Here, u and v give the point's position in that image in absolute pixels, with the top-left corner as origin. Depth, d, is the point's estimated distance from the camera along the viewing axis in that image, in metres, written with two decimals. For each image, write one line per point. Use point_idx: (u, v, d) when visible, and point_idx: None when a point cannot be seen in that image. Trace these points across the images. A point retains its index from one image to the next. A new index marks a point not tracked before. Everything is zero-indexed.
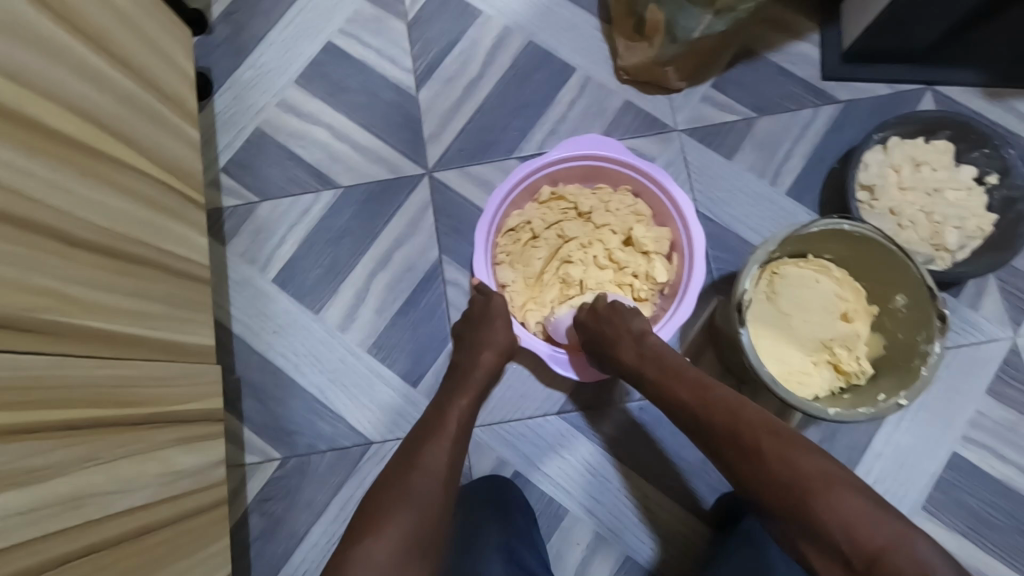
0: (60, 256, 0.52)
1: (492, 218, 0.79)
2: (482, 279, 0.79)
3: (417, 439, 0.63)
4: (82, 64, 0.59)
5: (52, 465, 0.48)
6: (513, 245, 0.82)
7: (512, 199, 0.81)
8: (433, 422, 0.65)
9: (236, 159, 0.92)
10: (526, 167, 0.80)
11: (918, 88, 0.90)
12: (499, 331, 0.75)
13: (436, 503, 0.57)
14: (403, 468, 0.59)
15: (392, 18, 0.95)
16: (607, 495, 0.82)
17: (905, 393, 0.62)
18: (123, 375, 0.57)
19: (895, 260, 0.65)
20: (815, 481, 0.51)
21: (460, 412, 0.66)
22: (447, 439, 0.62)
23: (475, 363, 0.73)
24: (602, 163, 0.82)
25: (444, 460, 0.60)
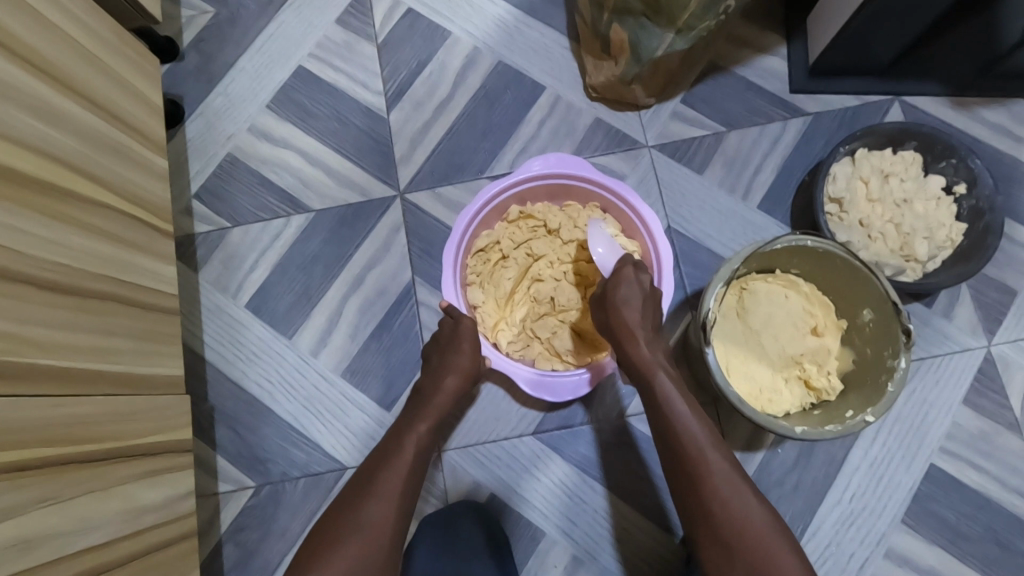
0: (11, 296, 0.52)
1: (460, 240, 0.79)
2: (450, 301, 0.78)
3: (372, 467, 0.63)
4: (38, 101, 0.59)
5: (3, 508, 0.47)
6: (482, 265, 0.82)
7: (480, 220, 0.81)
8: (390, 448, 0.65)
9: (207, 186, 0.92)
10: (493, 188, 0.80)
11: (885, 100, 0.91)
12: (464, 354, 0.73)
13: (384, 536, 0.57)
14: (356, 496, 0.60)
15: (362, 42, 0.96)
16: (583, 516, 0.81)
17: (872, 410, 0.62)
18: (82, 413, 0.57)
19: (859, 275, 0.65)
20: (756, 531, 0.57)
21: (419, 437, 0.66)
22: (403, 468, 0.62)
23: (438, 385, 0.71)
24: (567, 180, 0.82)
25: (396, 490, 0.60)
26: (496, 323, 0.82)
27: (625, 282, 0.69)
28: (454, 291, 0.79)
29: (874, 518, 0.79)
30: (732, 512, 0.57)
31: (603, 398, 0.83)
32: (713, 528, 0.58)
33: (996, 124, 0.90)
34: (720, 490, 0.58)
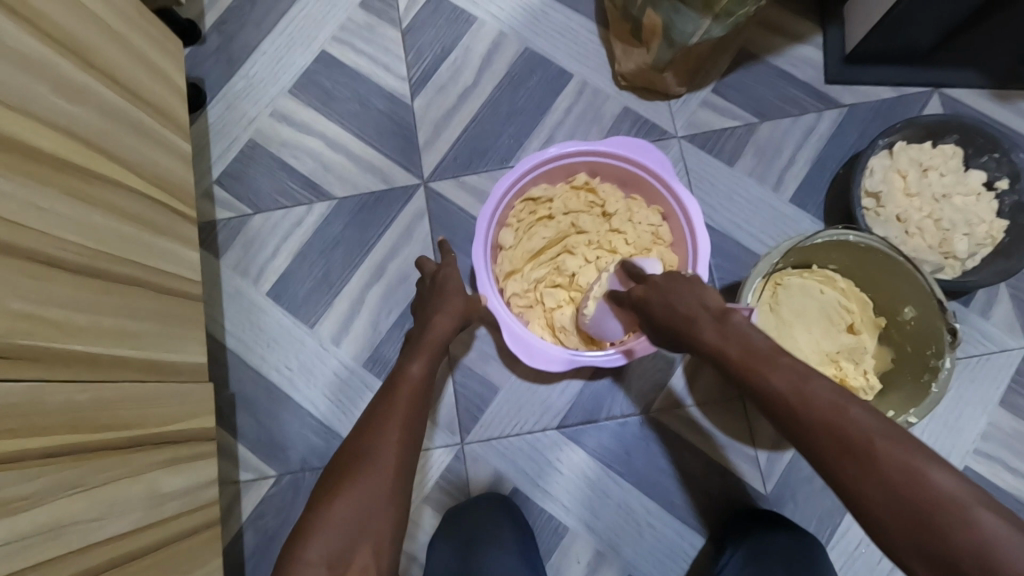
0: (39, 279, 0.51)
1: (510, 185, 0.78)
2: (481, 224, 0.76)
3: (368, 419, 0.56)
4: (65, 80, 0.57)
5: (33, 493, 0.47)
6: (521, 220, 0.81)
7: (533, 173, 0.80)
8: (386, 394, 0.59)
9: (228, 171, 0.91)
10: (571, 146, 0.79)
11: (924, 91, 0.88)
12: (459, 296, 0.70)
13: (382, 488, 0.49)
14: (353, 441, 0.53)
15: (385, 25, 0.94)
16: (607, 511, 0.80)
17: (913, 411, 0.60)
18: (107, 399, 0.56)
19: (903, 271, 0.63)
20: (870, 438, 0.40)
21: (413, 377, 0.60)
22: (401, 412, 0.56)
23: (432, 323, 0.67)
24: (643, 175, 0.80)
25: (394, 427, 0.54)
26: (517, 283, 0.81)
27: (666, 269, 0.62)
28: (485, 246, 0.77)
29: None
30: (889, 466, 0.38)
31: (627, 392, 0.82)
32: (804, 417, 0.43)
33: None
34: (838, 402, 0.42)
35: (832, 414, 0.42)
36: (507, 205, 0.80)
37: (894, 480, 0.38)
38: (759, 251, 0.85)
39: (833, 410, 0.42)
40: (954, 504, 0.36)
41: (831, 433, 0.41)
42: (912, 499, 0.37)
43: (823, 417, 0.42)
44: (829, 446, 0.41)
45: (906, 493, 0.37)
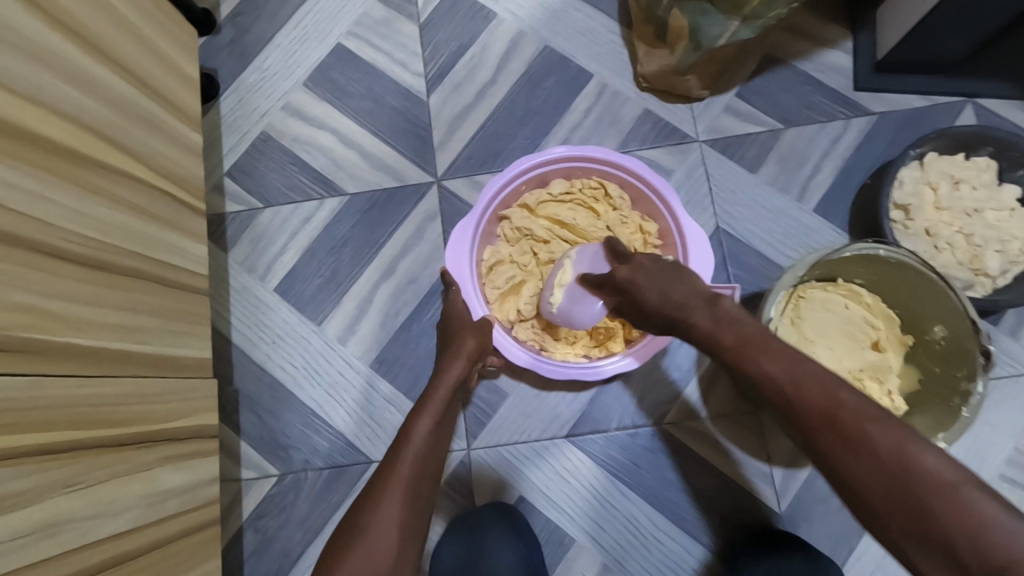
0: (41, 270, 0.50)
1: (556, 157, 0.79)
2: (509, 174, 0.78)
3: (369, 488, 0.56)
4: (73, 67, 0.56)
5: (28, 491, 0.45)
6: (578, 190, 0.81)
7: (603, 164, 0.80)
8: (385, 467, 0.58)
9: (239, 163, 0.90)
10: (630, 162, 0.78)
11: (957, 101, 0.85)
12: (457, 362, 0.68)
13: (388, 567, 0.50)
14: (361, 504, 0.54)
15: (402, 20, 0.92)
16: (615, 524, 0.77)
17: (945, 435, 0.58)
18: (107, 394, 0.55)
19: (935, 289, 0.60)
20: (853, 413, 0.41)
21: (412, 457, 0.58)
22: (401, 486, 0.55)
23: (429, 399, 0.65)
24: (675, 229, 0.78)
25: (397, 486, 0.55)
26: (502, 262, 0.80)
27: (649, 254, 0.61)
28: (480, 215, 0.78)
29: None
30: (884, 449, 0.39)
31: (639, 403, 0.80)
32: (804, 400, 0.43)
33: None
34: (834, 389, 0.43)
35: (826, 401, 0.42)
36: (545, 173, 0.80)
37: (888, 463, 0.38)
38: (779, 262, 0.83)
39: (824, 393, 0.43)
40: (974, 496, 0.36)
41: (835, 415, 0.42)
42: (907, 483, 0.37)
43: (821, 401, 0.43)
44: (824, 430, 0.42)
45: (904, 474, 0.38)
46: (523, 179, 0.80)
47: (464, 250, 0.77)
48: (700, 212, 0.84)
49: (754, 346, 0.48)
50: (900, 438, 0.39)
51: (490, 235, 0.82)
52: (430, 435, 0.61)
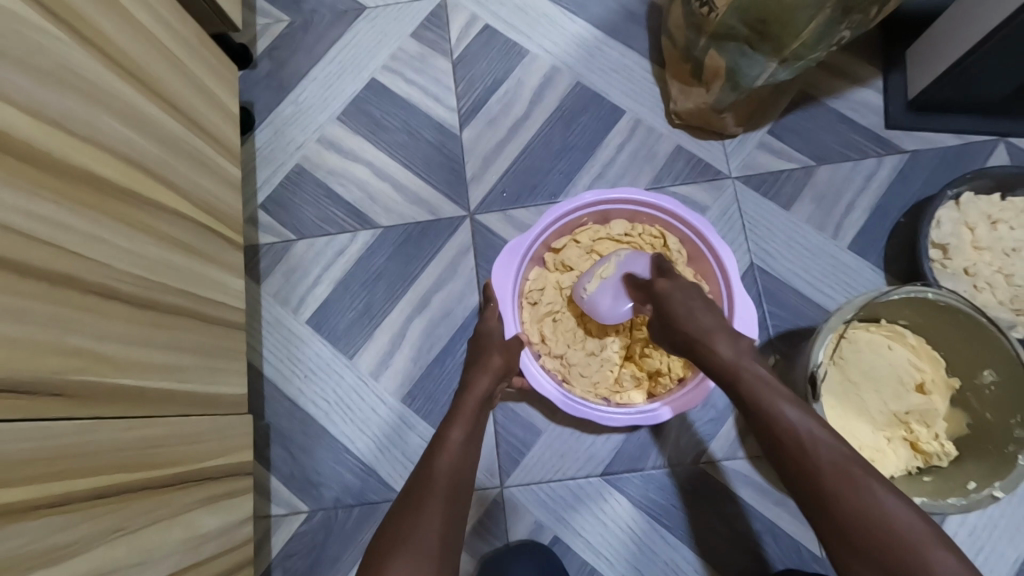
0: (93, 311, 0.49)
1: (623, 198, 0.80)
2: (582, 202, 0.78)
3: (398, 515, 0.54)
4: (126, 108, 0.57)
5: (76, 540, 0.44)
6: (637, 236, 0.81)
7: (669, 216, 0.80)
8: (415, 491, 0.56)
9: (273, 196, 0.90)
10: (692, 217, 0.78)
11: (991, 140, 0.85)
12: (485, 379, 0.70)
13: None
14: (400, 514, 0.54)
15: (437, 56, 0.94)
16: (651, 566, 0.76)
17: (1001, 483, 0.57)
18: (151, 435, 0.54)
19: (984, 332, 0.59)
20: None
21: (441, 482, 0.57)
22: (431, 512, 0.54)
23: (456, 420, 0.64)
24: (722, 292, 0.77)
25: (439, 496, 0.56)
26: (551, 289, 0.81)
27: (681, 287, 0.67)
28: (537, 239, 0.78)
29: None
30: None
31: (676, 441, 0.78)
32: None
33: None
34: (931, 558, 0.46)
35: (837, 469, 0.51)
36: (611, 211, 0.81)
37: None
38: (816, 299, 0.82)
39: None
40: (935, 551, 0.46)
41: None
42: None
43: None
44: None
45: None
46: (587, 212, 0.81)
47: (514, 269, 0.77)
48: (735, 249, 0.84)
49: (799, 453, 0.53)
50: (880, 503, 0.49)
51: (539, 259, 0.82)
52: (462, 445, 0.62)
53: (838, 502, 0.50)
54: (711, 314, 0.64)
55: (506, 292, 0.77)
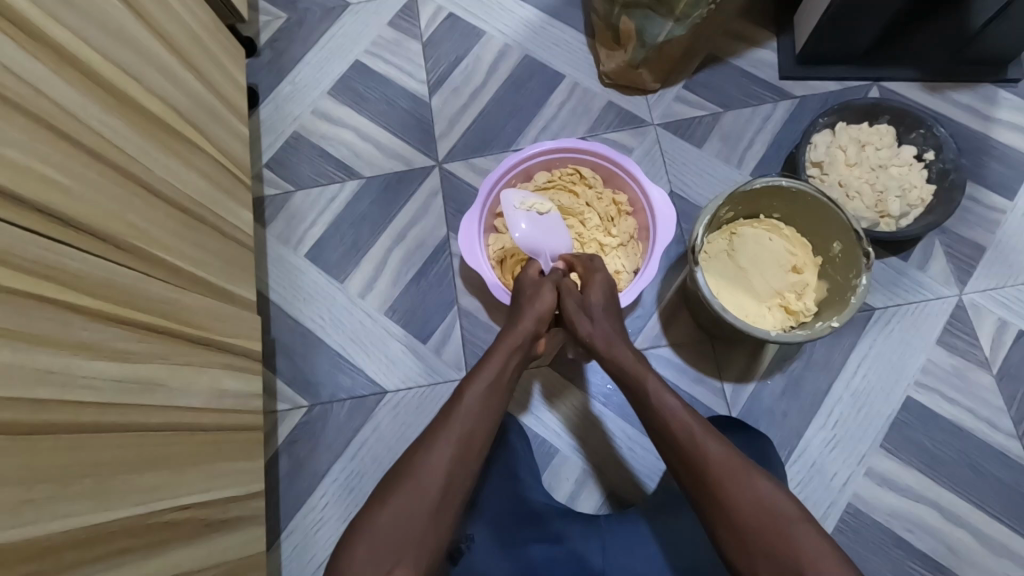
0: (145, 201, 0.67)
1: (537, 153, 0.94)
2: (502, 168, 0.92)
3: (433, 422, 0.66)
4: (163, 63, 0.75)
5: (135, 352, 0.61)
6: (558, 178, 0.95)
7: (576, 152, 0.95)
8: (449, 408, 0.67)
9: (276, 157, 1.09)
10: (594, 148, 0.93)
11: (866, 85, 1.03)
12: (521, 332, 0.74)
13: (444, 486, 0.61)
14: (406, 464, 0.62)
15: (409, 40, 1.13)
16: (592, 435, 0.91)
17: (838, 318, 0.73)
18: (185, 302, 0.71)
19: (828, 211, 0.77)
20: (777, 516, 0.59)
21: (469, 406, 0.66)
22: (459, 427, 0.64)
23: (490, 361, 0.71)
24: (644, 195, 0.92)
25: (448, 455, 0.62)
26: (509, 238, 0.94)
27: (527, 285, 0.80)
28: (483, 204, 0.92)
29: (855, 442, 0.87)
30: (783, 545, 0.57)
31: None
32: (730, 516, 0.60)
33: (965, 104, 1.01)
34: (747, 484, 0.60)
35: (715, 458, 0.62)
36: (530, 168, 0.95)
37: (784, 548, 0.57)
38: None
39: (761, 509, 0.59)
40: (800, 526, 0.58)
41: (749, 525, 0.59)
42: (790, 560, 0.56)
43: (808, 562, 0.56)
44: (752, 544, 0.58)
45: (788, 555, 0.57)
46: (513, 174, 0.95)
47: (473, 235, 0.91)
48: (658, 181, 1.02)
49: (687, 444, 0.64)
50: (751, 487, 0.60)
51: (490, 228, 0.96)
52: (471, 414, 0.66)
53: (686, 461, 0.64)
54: (546, 300, 0.77)
55: (473, 256, 0.91)
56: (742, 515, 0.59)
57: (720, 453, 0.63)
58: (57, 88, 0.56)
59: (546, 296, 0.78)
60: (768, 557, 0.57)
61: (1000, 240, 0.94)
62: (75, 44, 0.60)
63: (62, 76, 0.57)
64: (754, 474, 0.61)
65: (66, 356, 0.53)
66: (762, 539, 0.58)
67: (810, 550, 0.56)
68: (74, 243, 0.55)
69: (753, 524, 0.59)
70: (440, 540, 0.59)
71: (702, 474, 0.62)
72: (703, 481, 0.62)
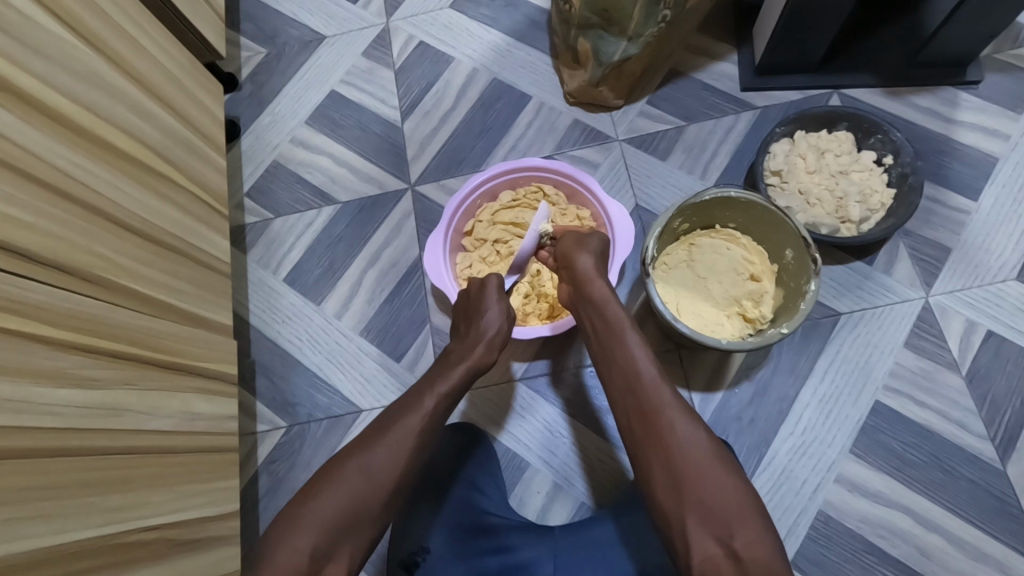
0: (115, 235, 0.71)
1: (501, 173, 0.97)
2: (466, 188, 0.95)
3: (388, 420, 0.70)
4: (137, 103, 0.79)
5: (101, 378, 0.64)
6: (523, 197, 0.98)
7: (539, 171, 0.98)
8: (405, 408, 0.71)
9: (256, 186, 1.12)
10: (555, 166, 0.96)
11: (827, 92, 1.05)
12: (477, 347, 0.78)
13: (391, 483, 0.65)
14: (365, 448, 0.67)
15: (382, 68, 1.16)
16: (561, 447, 0.92)
17: (787, 324, 0.74)
18: (155, 329, 0.74)
19: (776, 219, 0.80)
20: (712, 463, 0.62)
21: (428, 411, 0.71)
22: (414, 428, 0.69)
23: (447, 372, 0.76)
24: (605, 210, 0.94)
25: (405, 445, 0.68)
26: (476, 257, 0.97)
27: (484, 294, 0.82)
28: (448, 224, 0.95)
29: (824, 448, 0.86)
30: (711, 492, 0.60)
31: (579, 347, 0.95)
32: (670, 459, 0.63)
33: (926, 108, 1.02)
34: (690, 432, 0.64)
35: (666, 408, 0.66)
36: (494, 188, 0.98)
37: (712, 498, 0.60)
38: None
39: (700, 458, 0.62)
40: (733, 483, 0.61)
41: (686, 471, 0.62)
42: (716, 507, 0.59)
43: (734, 517, 0.59)
44: (686, 488, 0.61)
45: (716, 501, 0.60)
46: (478, 194, 0.97)
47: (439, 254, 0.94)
48: (624, 195, 1.03)
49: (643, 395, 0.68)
50: (694, 439, 0.64)
51: (458, 247, 0.98)
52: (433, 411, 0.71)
53: (638, 405, 0.68)
54: (499, 314, 0.81)
55: (438, 274, 0.93)
56: (682, 460, 0.62)
57: (670, 402, 0.67)
58: (24, 133, 0.60)
59: (500, 309, 0.82)
60: (699, 505, 0.60)
61: (964, 240, 0.94)
62: (43, 90, 0.64)
63: (29, 122, 0.61)
64: (696, 426, 0.65)
65: (28, 384, 0.56)
66: (696, 487, 0.61)
67: (736, 500, 0.60)
68: (37, 277, 0.59)
69: (688, 470, 0.62)
70: (376, 531, 0.64)
71: (653, 418, 0.66)
72: (652, 425, 0.65)
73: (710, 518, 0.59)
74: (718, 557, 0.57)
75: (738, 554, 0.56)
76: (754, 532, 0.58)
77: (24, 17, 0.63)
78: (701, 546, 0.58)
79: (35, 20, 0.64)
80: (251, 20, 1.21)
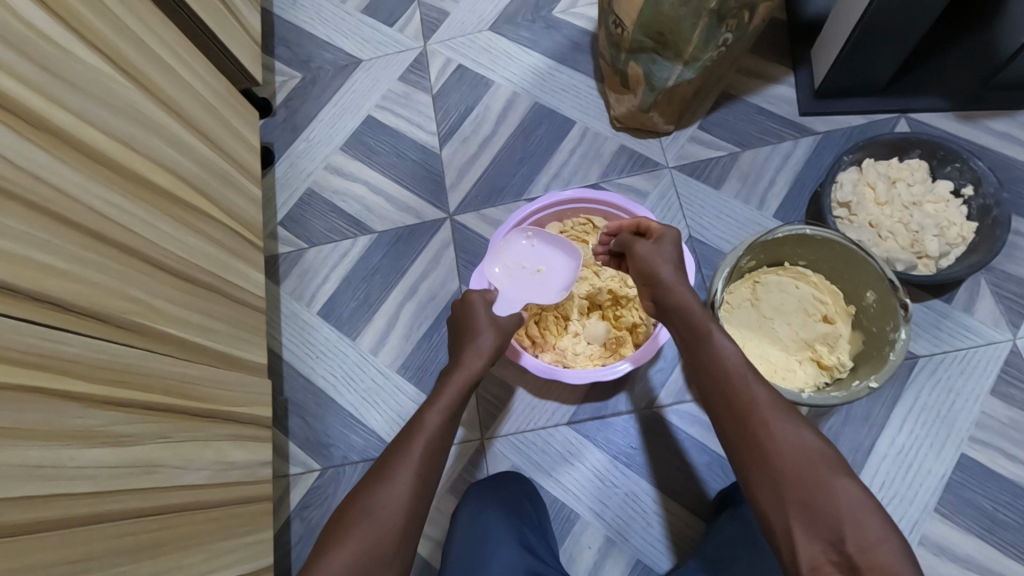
0: (151, 277, 0.67)
1: (548, 204, 0.92)
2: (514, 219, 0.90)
3: (389, 455, 0.64)
4: (175, 137, 0.75)
5: (134, 434, 0.60)
6: (570, 229, 0.93)
7: (586, 203, 0.93)
8: (404, 439, 0.65)
9: (290, 215, 1.09)
10: (605, 197, 0.91)
11: (893, 116, 0.99)
12: (467, 363, 0.72)
13: (397, 529, 0.58)
14: (363, 492, 0.60)
15: (419, 92, 1.13)
16: (614, 499, 0.86)
17: (875, 377, 0.68)
18: (189, 374, 0.70)
19: (857, 258, 0.73)
20: (820, 464, 0.54)
21: (427, 440, 0.64)
22: (417, 458, 0.63)
23: (440, 395, 0.69)
24: None
25: (404, 480, 0.61)
26: None
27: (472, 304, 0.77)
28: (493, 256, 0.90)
29: (904, 506, 0.79)
30: (817, 492, 0.52)
31: (631, 389, 0.90)
32: (765, 455, 0.56)
33: (1001, 132, 0.96)
34: (798, 430, 0.56)
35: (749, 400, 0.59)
36: (541, 220, 0.93)
37: (821, 500, 0.52)
38: None
39: (807, 461, 0.54)
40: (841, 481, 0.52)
41: (786, 471, 0.54)
42: (824, 506, 0.51)
43: (847, 516, 0.50)
44: (789, 488, 0.53)
45: (824, 500, 0.52)
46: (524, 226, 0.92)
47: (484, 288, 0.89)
48: (675, 226, 0.98)
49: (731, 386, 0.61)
50: (788, 431, 0.56)
51: None
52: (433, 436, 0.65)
53: (729, 403, 0.60)
54: (489, 326, 0.75)
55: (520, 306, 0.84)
56: (785, 458, 0.54)
57: (765, 397, 0.59)
58: (61, 174, 0.57)
59: (486, 316, 0.77)
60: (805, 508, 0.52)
61: None
62: (79, 126, 0.60)
63: (67, 161, 0.58)
64: (796, 422, 0.57)
65: (60, 446, 0.52)
66: (798, 486, 0.53)
67: (851, 500, 0.51)
68: (71, 328, 0.55)
69: (788, 467, 0.54)
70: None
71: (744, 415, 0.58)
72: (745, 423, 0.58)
73: (818, 519, 0.51)
74: (830, 563, 0.49)
75: (854, 560, 0.48)
76: (875, 536, 0.49)
77: (63, 52, 0.60)
78: (808, 552, 0.50)
79: (74, 54, 0.61)
80: (285, 45, 1.19)
